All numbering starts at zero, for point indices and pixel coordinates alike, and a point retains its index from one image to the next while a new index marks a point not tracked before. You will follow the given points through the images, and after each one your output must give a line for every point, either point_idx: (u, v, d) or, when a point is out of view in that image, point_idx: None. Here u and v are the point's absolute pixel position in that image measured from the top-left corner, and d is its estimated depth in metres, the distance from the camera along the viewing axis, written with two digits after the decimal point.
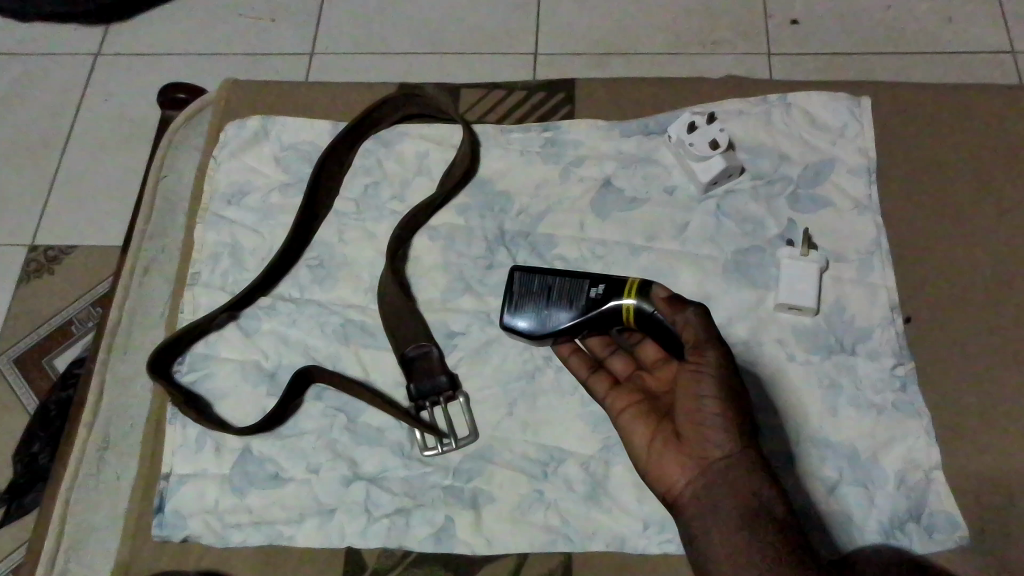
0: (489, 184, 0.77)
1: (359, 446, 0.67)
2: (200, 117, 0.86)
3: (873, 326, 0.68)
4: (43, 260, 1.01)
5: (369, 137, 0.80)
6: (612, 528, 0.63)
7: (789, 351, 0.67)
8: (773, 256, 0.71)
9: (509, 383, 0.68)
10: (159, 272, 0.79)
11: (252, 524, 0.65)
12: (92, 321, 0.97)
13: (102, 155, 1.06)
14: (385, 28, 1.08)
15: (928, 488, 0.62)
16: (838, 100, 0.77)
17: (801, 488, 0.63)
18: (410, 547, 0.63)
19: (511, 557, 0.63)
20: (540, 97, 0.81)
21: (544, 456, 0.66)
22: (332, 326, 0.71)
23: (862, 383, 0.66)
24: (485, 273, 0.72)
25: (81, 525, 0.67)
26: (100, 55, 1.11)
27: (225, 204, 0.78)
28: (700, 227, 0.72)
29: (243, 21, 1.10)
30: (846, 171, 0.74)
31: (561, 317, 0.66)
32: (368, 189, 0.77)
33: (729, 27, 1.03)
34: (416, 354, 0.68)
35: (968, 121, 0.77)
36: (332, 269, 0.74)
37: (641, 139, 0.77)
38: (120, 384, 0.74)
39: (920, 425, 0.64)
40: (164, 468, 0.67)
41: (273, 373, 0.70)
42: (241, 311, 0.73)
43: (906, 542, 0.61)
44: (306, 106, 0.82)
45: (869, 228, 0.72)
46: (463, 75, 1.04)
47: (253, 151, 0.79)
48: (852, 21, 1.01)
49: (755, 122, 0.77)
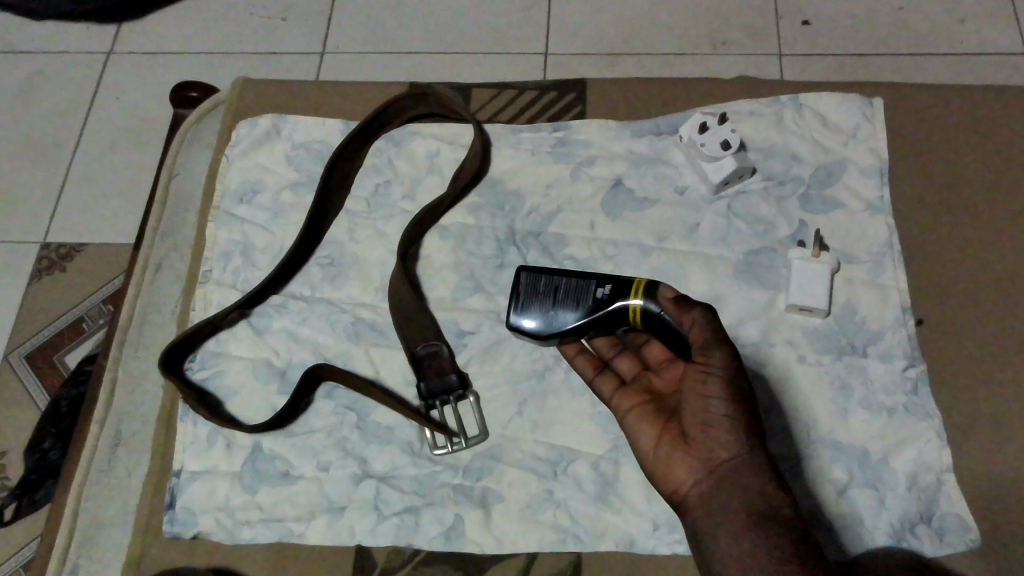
0: (500, 184, 0.77)
1: (370, 444, 0.67)
2: (211, 115, 0.86)
3: (884, 327, 0.68)
4: (55, 256, 1.01)
5: (379, 137, 0.80)
6: (621, 528, 0.63)
7: (799, 352, 0.67)
8: (784, 256, 0.71)
9: (520, 382, 0.68)
10: (170, 269, 0.79)
11: (263, 521, 0.65)
12: (103, 318, 0.98)
13: (114, 153, 1.07)
14: (395, 27, 1.08)
15: (939, 489, 0.62)
16: (850, 101, 0.77)
17: (812, 489, 0.62)
18: (420, 545, 0.63)
19: (521, 556, 0.63)
20: (551, 97, 0.82)
21: (554, 455, 0.66)
22: (343, 325, 0.71)
23: (873, 384, 0.66)
24: (495, 272, 0.72)
25: (93, 520, 0.68)
26: (111, 54, 1.12)
27: (236, 202, 0.78)
28: (711, 228, 0.72)
29: (254, 21, 1.11)
30: (858, 172, 0.74)
31: (567, 317, 0.66)
32: (378, 187, 0.78)
33: (739, 27, 1.02)
34: (427, 353, 0.68)
35: (982, 122, 0.76)
36: (343, 267, 0.74)
37: (652, 139, 0.77)
38: (132, 380, 0.74)
39: (932, 427, 0.64)
40: (176, 465, 0.68)
41: (283, 371, 0.70)
42: (251, 309, 0.73)
43: (916, 544, 0.61)
44: (316, 106, 0.82)
45: (881, 228, 0.71)
46: (473, 74, 1.04)
47: (264, 150, 0.80)
48: (864, 21, 1.01)
49: (766, 122, 0.77)
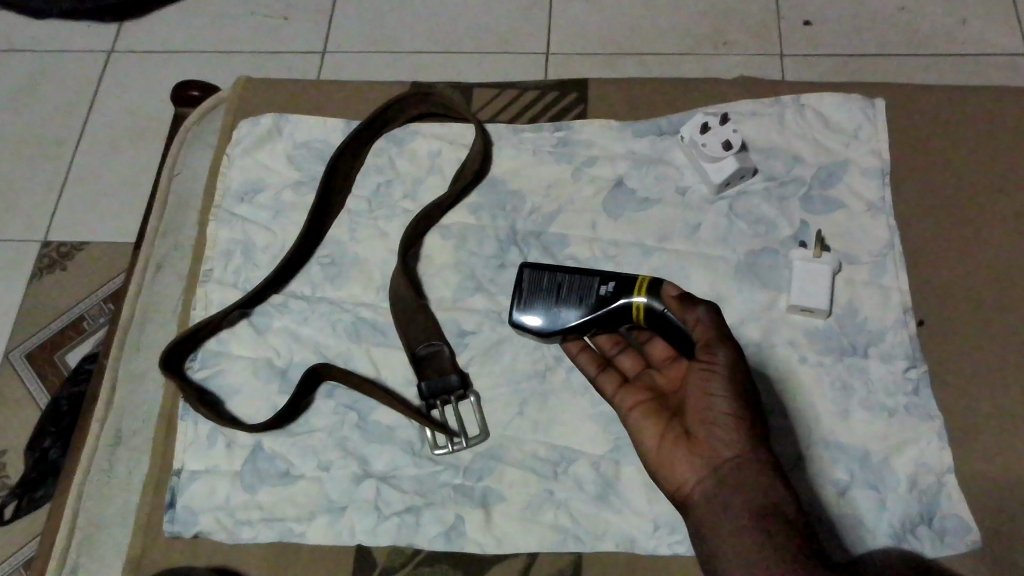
0: (500, 184, 0.77)
1: (370, 444, 0.67)
2: (213, 114, 0.86)
3: (885, 328, 0.68)
4: (56, 255, 1.01)
5: (381, 135, 0.80)
6: (622, 529, 0.63)
7: (800, 352, 0.67)
8: (785, 257, 0.71)
9: (520, 382, 0.68)
10: (171, 268, 0.79)
11: (263, 520, 0.65)
12: (103, 317, 0.98)
13: (114, 152, 1.06)
14: (396, 26, 1.08)
15: (940, 490, 0.62)
16: (852, 101, 0.77)
17: (812, 490, 0.62)
18: (420, 545, 0.63)
19: (521, 556, 0.63)
20: (552, 97, 0.82)
21: (555, 455, 0.66)
22: (344, 324, 0.71)
23: (873, 385, 0.66)
24: (496, 272, 0.72)
25: (93, 519, 0.68)
26: (112, 53, 1.12)
27: (237, 201, 0.78)
28: (712, 229, 0.72)
29: (254, 20, 1.11)
30: (859, 172, 0.74)
31: (570, 315, 0.67)
32: (380, 187, 0.78)
33: (741, 27, 1.02)
34: (427, 353, 0.68)
35: (984, 123, 0.76)
36: (344, 267, 0.74)
37: (653, 140, 0.77)
38: (133, 379, 0.74)
39: (933, 428, 0.64)
40: (176, 464, 0.68)
41: (284, 370, 0.70)
42: (253, 308, 0.73)
43: (917, 546, 0.61)
44: (318, 105, 0.82)
45: (882, 229, 0.71)
46: (474, 74, 1.04)
47: (266, 149, 0.80)
48: (865, 21, 1.01)
49: (768, 123, 0.76)
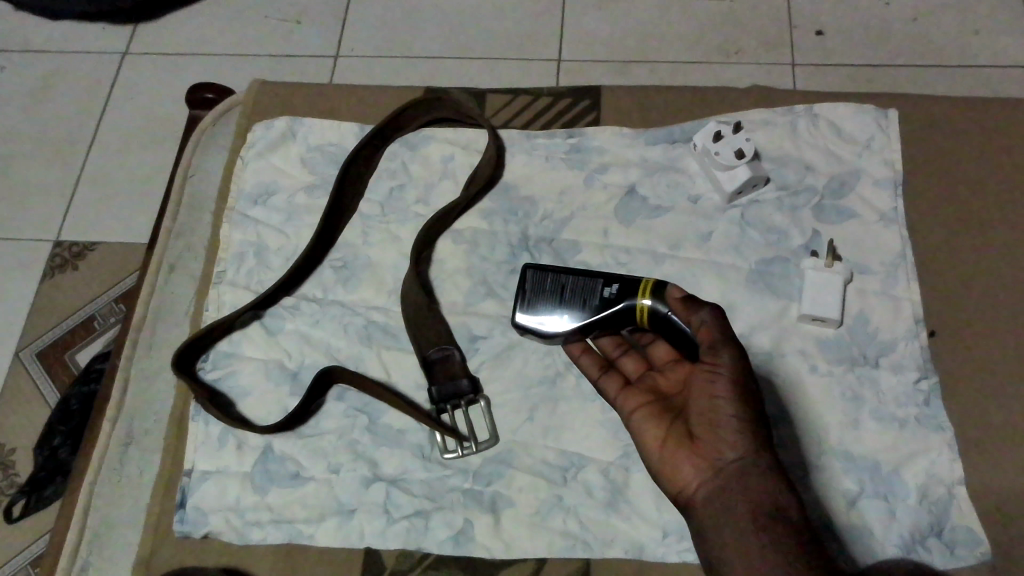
0: (512, 190, 0.77)
1: (381, 447, 0.67)
2: (228, 116, 0.87)
3: (896, 339, 0.68)
4: (68, 255, 1.02)
5: (395, 140, 0.81)
6: (631, 536, 0.63)
7: (811, 361, 0.67)
8: (797, 266, 0.71)
9: (531, 388, 0.68)
10: (184, 269, 0.80)
11: (273, 522, 0.65)
12: (114, 317, 0.99)
13: (128, 152, 1.07)
14: (411, 32, 1.08)
15: (950, 502, 0.62)
16: (865, 112, 0.77)
17: (821, 499, 0.62)
18: (430, 549, 0.63)
19: (530, 561, 0.63)
20: (566, 104, 0.82)
21: (565, 461, 0.66)
22: (355, 327, 0.72)
23: (884, 397, 0.66)
24: (507, 278, 0.73)
25: (102, 519, 0.68)
26: (127, 54, 1.13)
27: (251, 203, 0.78)
28: (723, 237, 0.73)
29: (268, 24, 1.11)
30: (872, 183, 0.74)
31: (573, 318, 0.67)
32: (393, 190, 0.78)
33: (753, 35, 1.03)
34: (438, 357, 0.69)
35: (997, 136, 0.76)
36: (357, 270, 0.74)
37: (666, 147, 0.77)
38: (145, 379, 0.74)
39: (943, 440, 0.64)
40: (187, 465, 0.68)
41: (295, 372, 0.71)
42: (264, 310, 0.74)
43: (927, 558, 0.60)
44: (332, 109, 0.83)
45: (894, 239, 0.71)
46: (487, 79, 1.04)
47: (281, 151, 0.80)
48: (878, 31, 1.01)
49: (781, 132, 0.77)
